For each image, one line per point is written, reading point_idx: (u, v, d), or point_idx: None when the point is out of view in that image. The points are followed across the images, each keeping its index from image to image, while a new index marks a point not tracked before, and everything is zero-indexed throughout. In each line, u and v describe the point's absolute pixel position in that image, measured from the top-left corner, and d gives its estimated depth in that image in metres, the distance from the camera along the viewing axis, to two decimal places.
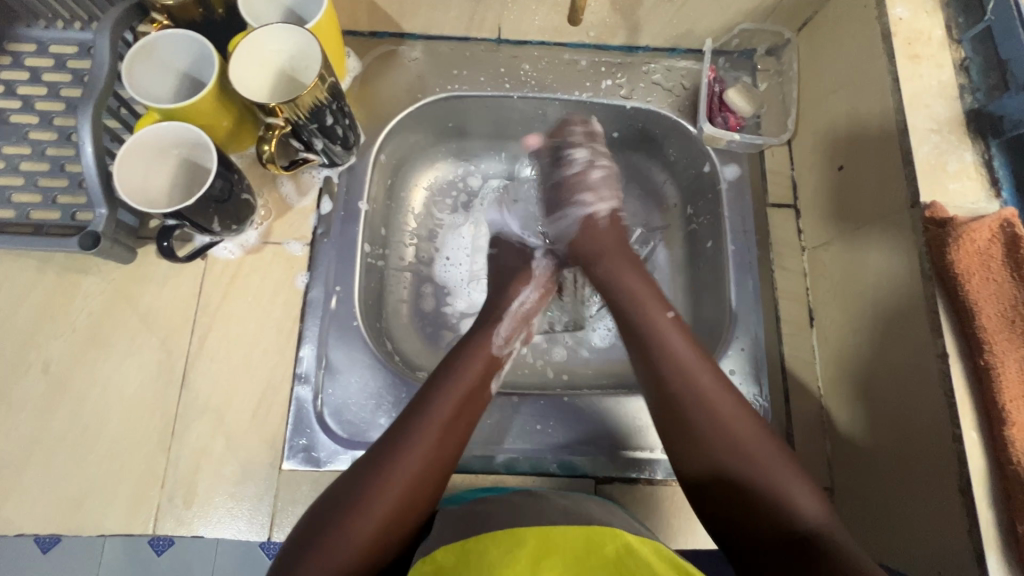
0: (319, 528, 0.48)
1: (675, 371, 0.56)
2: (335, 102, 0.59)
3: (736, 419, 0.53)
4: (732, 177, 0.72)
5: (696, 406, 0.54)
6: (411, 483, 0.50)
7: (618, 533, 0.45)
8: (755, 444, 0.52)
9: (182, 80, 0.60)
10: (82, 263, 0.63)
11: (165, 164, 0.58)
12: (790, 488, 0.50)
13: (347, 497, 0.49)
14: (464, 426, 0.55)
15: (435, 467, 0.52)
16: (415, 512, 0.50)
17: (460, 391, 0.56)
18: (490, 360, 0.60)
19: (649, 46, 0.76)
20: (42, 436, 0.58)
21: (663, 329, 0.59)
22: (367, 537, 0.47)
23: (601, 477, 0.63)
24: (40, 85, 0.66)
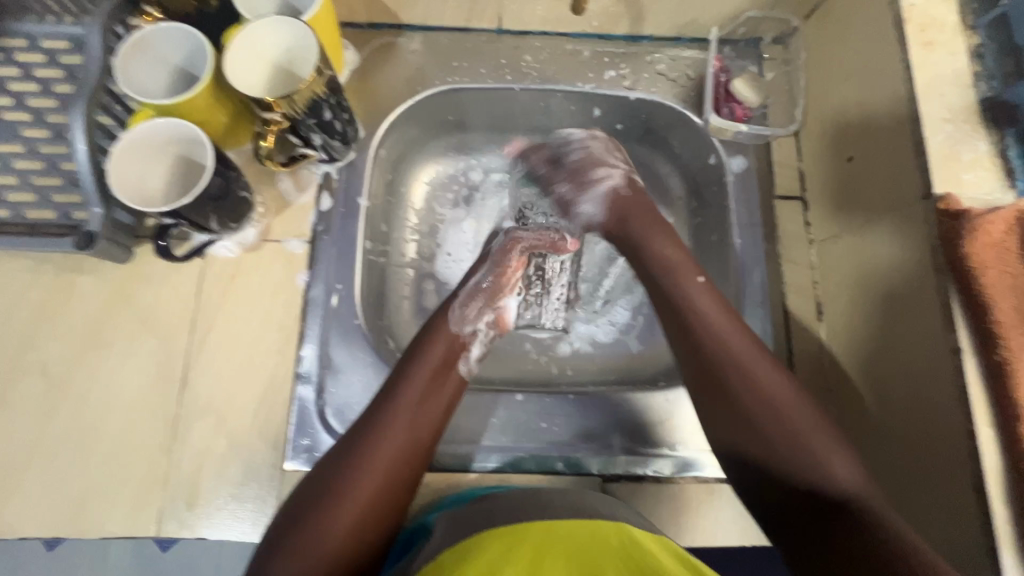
0: (282, 539, 0.46)
1: (708, 338, 0.55)
2: (333, 96, 0.58)
3: (771, 381, 0.52)
4: (739, 169, 0.71)
5: (733, 367, 0.53)
6: (376, 483, 0.49)
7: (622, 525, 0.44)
8: (791, 407, 0.51)
9: (176, 75, 0.59)
10: (79, 263, 0.62)
11: (161, 162, 0.57)
12: (827, 454, 0.49)
13: (307, 506, 0.48)
14: (431, 414, 0.54)
15: (398, 464, 0.50)
16: (381, 515, 0.49)
17: (418, 376, 0.55)
18: (450, 342, 0.59)
19: (653, 36, 0.74)
20: (42, 439, 0.57)
21: (694, 298, 0.57)
22: (332, 545, 0.46)
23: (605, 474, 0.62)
24: (32, 81, 0.65)
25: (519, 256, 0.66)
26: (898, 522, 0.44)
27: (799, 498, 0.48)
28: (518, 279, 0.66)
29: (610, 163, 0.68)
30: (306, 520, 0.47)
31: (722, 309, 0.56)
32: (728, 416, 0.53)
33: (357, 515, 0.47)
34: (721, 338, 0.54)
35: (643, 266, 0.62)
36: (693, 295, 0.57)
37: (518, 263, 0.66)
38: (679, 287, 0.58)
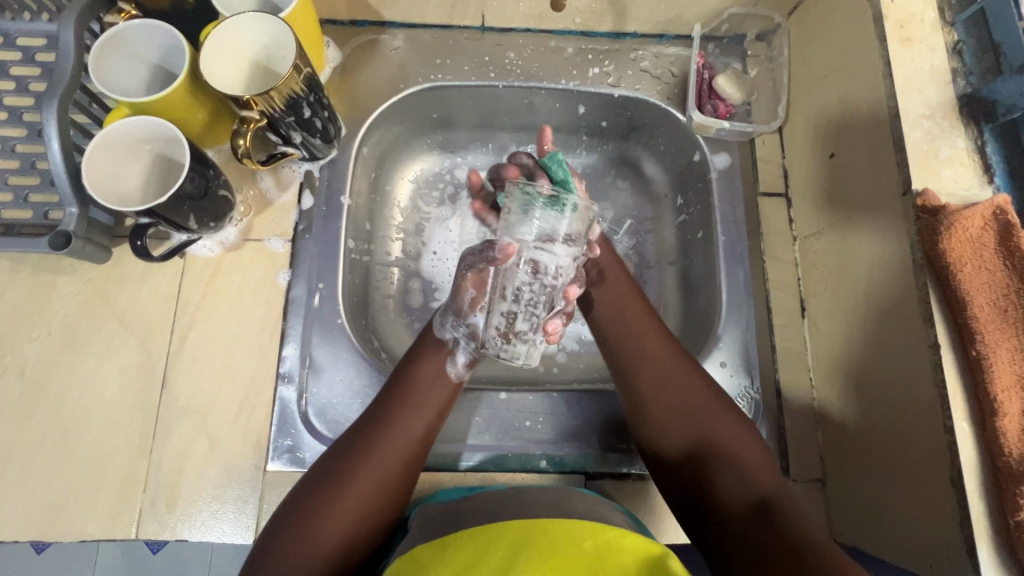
0: (275, 539, 0.46)
1: (635, 344, 0.56)
2: (312, 93, 0.57)
3: (697, 386, 0.54)
4: (723, 166, 0.71)
5: (657, 371, 0.54)
6: (375, 480, 0.49)
7: (601, 529, 0.43)
8: (709, 409, 0.53)
9: (154, 73, 0.58)
10: (57, 263, 0.61)
11: (137, 161, 0.57)
12: (745, 453, 0.50)
13: (306, 505, 0.47)
14: (430, 415, 0.53)
15: (396, 464, 0.50)
16: (377, 515, 0.49)
17: (424, 380, 0.54)
18: (439, 351, 0.57)
19: (637, 33, 0.74)
20: (19, 441, 0.57)
21: (626, 300, 0.59)
22: (331, 542, 0.46)
23: (589, 472, 0.62)
24: (7, 79, 0.64)
25: (472, 274, 0.55)
26: (808, 519, 0.45)
27: (717, 496, 0.49)
28: (478, 298, 0.56)
29: None
30: (305, 514, 0.46)
31: (648, 314, 0.59)
32: (654, 419, 0.54)
33: (357, 514, 0.47)
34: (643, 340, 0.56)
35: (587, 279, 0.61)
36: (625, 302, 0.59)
37: (472, 283, 0.55)
38: (610, 295, 0.60)
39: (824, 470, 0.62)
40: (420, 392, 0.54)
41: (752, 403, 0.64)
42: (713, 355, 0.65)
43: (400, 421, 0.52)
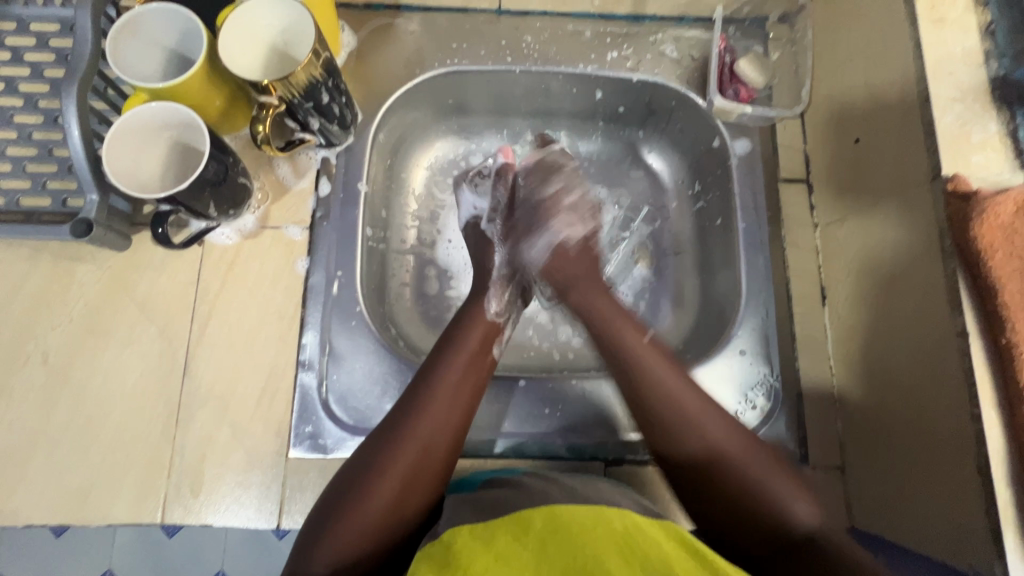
0: (332, 510, 0.47)
1: (662, 399, 0.52)
2: (330, 79, 0.56)
3: (713, 424, 0.51)
4: (743, 152, 0.70)
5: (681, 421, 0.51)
6: (419, 451, 0.50)
7: (626, 512, 0.44)
8: (741, 457, 0.49)
9: (170, 59, 0.58)
10: (76, 251, 0.62)
11: (156, 148, 0.56)
12: (789, 497, 0.47)
13: (356, 479, 0.49)
14: (467, 395, 0.54)
15: (440, 438, 0.51)
16: (424, 485, 0.49)
17: (460, 362, 0.55)
18: (489, 329, 0.59)
19: (655, 16, 0.73)
20: (44, 427, 0.57)
21: (630, 342, 0.55)
22: (378, 511, 0.47)
23: (610, 460, 0.62)
24: (22, 65, 0.64)
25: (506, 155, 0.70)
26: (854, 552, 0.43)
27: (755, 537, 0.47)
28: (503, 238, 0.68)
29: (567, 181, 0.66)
30: (349, 496, 0.48)
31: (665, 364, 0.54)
32: (680, 464, 0.51)
33: (404, 481, 0.48)
34: (649, 372, 0.53)
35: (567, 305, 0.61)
36: (638, 349, 0.55)
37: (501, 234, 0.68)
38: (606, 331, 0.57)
39: (843, 458, 0.62)
40: (459, 369, 0.55)
41: (773, 391, 0.64)
42: (733, 342, 0.65)
43: (443, 393, 0.53)
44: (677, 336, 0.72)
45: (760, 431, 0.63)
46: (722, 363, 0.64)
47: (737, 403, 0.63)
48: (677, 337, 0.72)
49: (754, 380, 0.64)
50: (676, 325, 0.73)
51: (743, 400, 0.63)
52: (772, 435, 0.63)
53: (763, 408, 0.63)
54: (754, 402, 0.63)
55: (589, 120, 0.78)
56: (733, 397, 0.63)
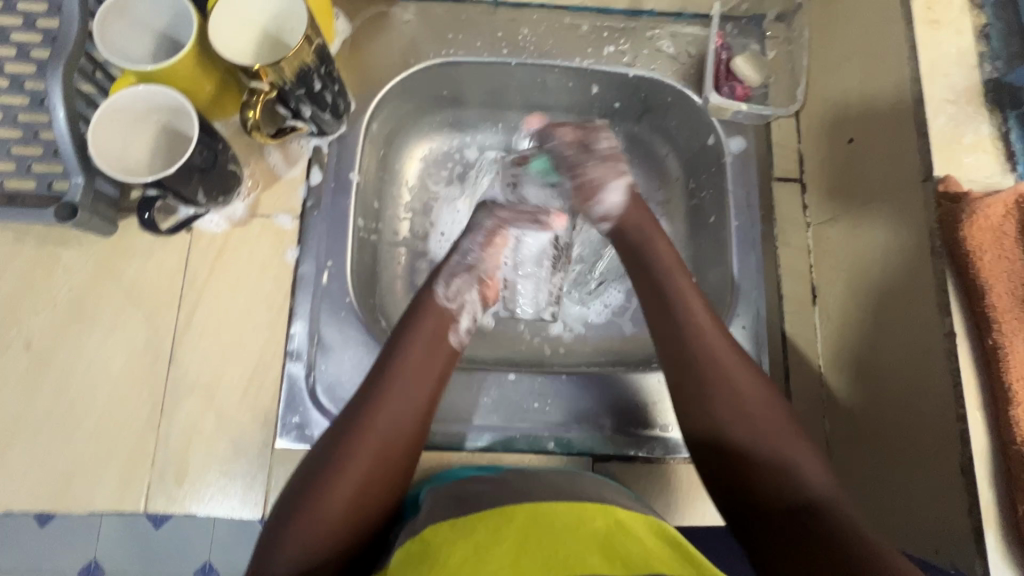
0: (293, 503, 0.47)
1: (700, 356, 0.54)
2: (322, 66, 0.56)
3: (743, 381, 0.53)
4: (738, 150, 0.70)
5: (713, 377, 0.53)
6: (387, 442, 0.50)
7: (610, 510, 0.44)
8: (777, 427, 0.51)
9: (159, 42, 0.57)
10: (62, 235, 0.61)
11: (144, 131, 0.56)
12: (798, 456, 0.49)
13: (314, 474, 0.48)
14: (427, 391, 0.53)
15: (400, 434, 0.50)
16: (393, 475, 0.49)
17: (420, 358, 0.55)
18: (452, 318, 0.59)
19: (653, 11, 0.72)
20: (26, 414, 0.57)
21: (688, 306, 0.57)
22: (339, 506, 0.46)
23: (598, 456, 0.62)
24: (7, 45, 0.62)
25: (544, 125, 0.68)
26: (860, 524, 0.44)
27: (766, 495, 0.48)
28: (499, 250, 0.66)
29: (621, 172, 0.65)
30: (309, 491, 0.47)
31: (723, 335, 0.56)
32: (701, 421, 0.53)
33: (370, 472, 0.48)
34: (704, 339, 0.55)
35: (619, 251, 0.64)
36: (683, 300, 0.58)
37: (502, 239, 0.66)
38: (676, 291, 0.58)
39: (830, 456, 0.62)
40: (419, 363, 0.54)
41: None
42: None
43: (404, 384, 0.53)
44: None
45: None
46: None
47: None
48: None
49: None
50: None
51: None
52: None
53: None
54: None
55: (586, 114, 0.77)
56: None
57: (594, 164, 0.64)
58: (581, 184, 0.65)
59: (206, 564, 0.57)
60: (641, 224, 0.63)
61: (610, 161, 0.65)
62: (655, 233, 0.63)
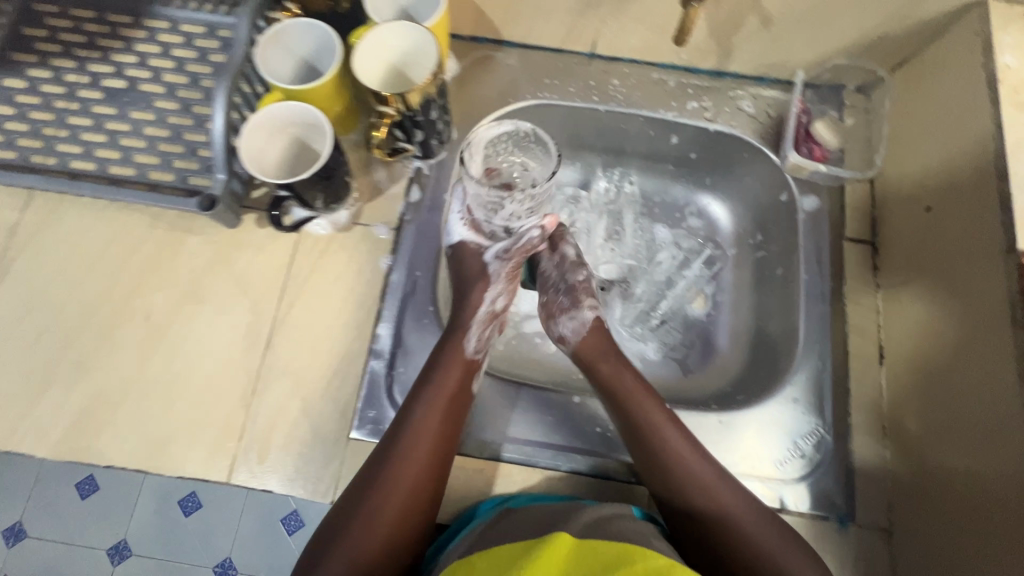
0: (332, 533, 0.53)
1: (668, 454, 0.58)
2: (440, 97, 0.63)
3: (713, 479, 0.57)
4: (810, 208, 0.73)
5: (682, 474, 0.57)
6: (403, 489, 0.54)
7: (647, 556, 0.47)
8: (762, 533, 0.55)
9: (302, 66, 0.66)
10: (190, 222, 0.69)
11: (279, 140, 0.63)
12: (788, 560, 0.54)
13: (348, 507, 0.53)
14: (442, 434, 0.57)
15: (419, 477, 0.55)
16: (416, 512, 0.54)
17: (440, 405, 0.58)
18: (468, 370, 0.61)
19: (736, 73, 0.77)
20: (138, 378, 0.63)
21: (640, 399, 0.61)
22: (377, 539, 0.52)
23: (626, 482, 0.64)
24: (168, 59, 0.74)
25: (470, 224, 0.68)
26: None
27: None
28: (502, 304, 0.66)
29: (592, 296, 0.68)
30: (348, 523, 0.52)
31: (680, 431, 0.59)
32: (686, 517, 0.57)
33: (395, 512, 0.53)
34: (676, 451, 0.58)
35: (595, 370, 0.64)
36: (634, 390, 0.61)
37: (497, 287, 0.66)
38: (629, 389, 0.62)
39: (892, 520, 0.61)
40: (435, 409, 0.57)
41: (822, 442, 0.64)
42: (785, 390, 0.66)
43: (425, 429, 0.56)
44: (727, 378, 0.77)
45: (805, 481, 0.63)
46: (772, 409, 0.65)
47: (786, 450, 0.64)
48: (726, 379, 0.76)
49: (804, 430, 0.64)
50: (727, 366, 0.78)
51: (792, 448, 0.64)
52: (819, 488, 0.62)
53: (811, 459, 0.63)
54: (802, 451, 0.63)
55: (660, 162, 0.84)
56: (783, 444, 0.64)
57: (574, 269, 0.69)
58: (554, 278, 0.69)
59: (225, 559, 0.60)
60: (601, 348, 0.65)
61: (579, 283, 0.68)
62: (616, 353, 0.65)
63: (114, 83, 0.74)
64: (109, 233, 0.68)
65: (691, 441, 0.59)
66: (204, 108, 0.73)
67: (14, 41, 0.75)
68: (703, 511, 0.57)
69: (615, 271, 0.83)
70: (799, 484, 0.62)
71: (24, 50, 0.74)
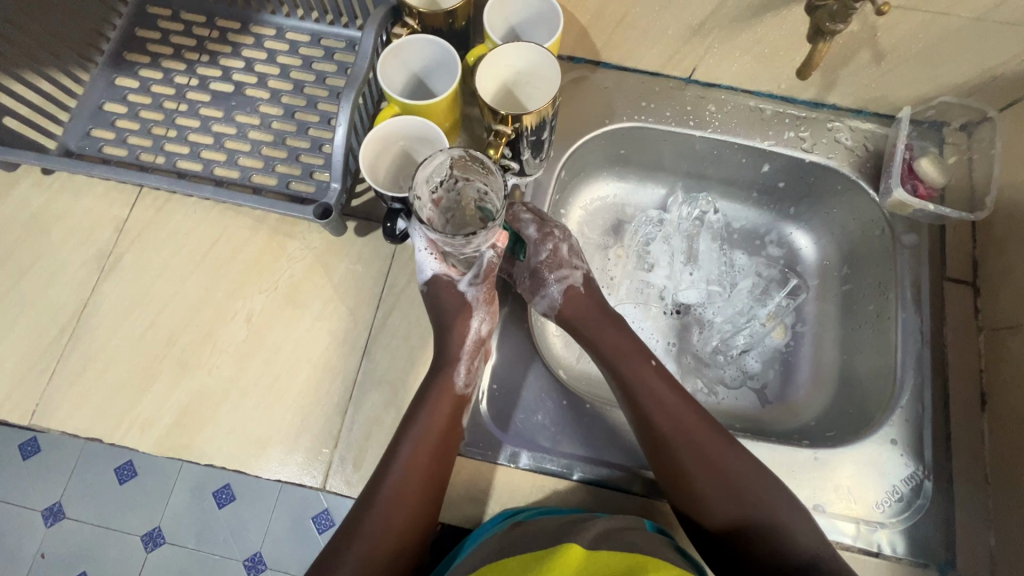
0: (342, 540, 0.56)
1: (661, 415, 0.61)
2: (554, 119, 0.62)
3: (704, 436, 0.60)
4: (910, 246, 0.71)
5: (676, 436, 0.60)
6: (401, 500, 0.56)
7: (661, 567, 0.48)
8: (756, 487, 0.58)
9: (416, 81, 0.67)
10: (292, 227, 0.70)
11: (391, 153, 0.64)
12: (785, 517, 0.57)
13: (354, 519, 0.56)
14: (430, 444, 0.58)
15: (412, 487, 0.57)
16: (419, 515, 0.57)
17: (425, 420, 0.59)
18: (456, 400, 0.61)
19: (835, 105, 0.76)
20: (236, 379, 0.64)
21: (637, 367, 0.64)
22: (384, 546, 0.55)
23: (641, 495, 0.63)
24: (274, 65, 0.76)
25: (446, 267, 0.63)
26: None
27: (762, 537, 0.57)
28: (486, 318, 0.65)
29: (571, 265, 0.70)
30: (354, 532, 0.56)
31: (669, 391, 0.63)
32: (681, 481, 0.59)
33: (397, 519, 0.56)
34: (666, 411, 0.61)
35: (589, 338, 0.68)
36: (626, 356, 0.65)
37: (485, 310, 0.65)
38: (620, 356, 0.65)
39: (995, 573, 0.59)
40: (425, 422, 0.59)
41: (922, 487, 0.62)
42: (883, 430, 0.65)
43: (418, 443, 0.58)
44: (812, 414, 0.75)
45: (903, 525, 0.61)
46: (869, 449, 0.64)
47: (884, 492, 0.62)
48: (812, 415, 0.75)
49: (903, 473, 0.63)
50: (811, 400, 0.77)
51: (890, 491, 0.62)
52: (919, 535, 0.61)
53: (910, 503, 0.62)
54: (901, 495, 0.62)
55: (744, 190, 0.84)
56: (880, 486, 0.63)
57: (548, 249, 0.69)
58: (538, 266, 0.70)
59: None
60: (590, 314, 0.69)
61: (557, 262, 0.70)
62: (607, 318, 0.68)
63: (221, 87, 0.76)
64: (213, 233, 0.69)
65: (680, 400, 0.63)
66: (307, 115, 0.74)
67: (128, 42, 0.77)
68: (699, 472, 0.59)
69: (696, 296, 0.82)
70: (897, 529, 0.61)
71: (137, 52, 0.77)
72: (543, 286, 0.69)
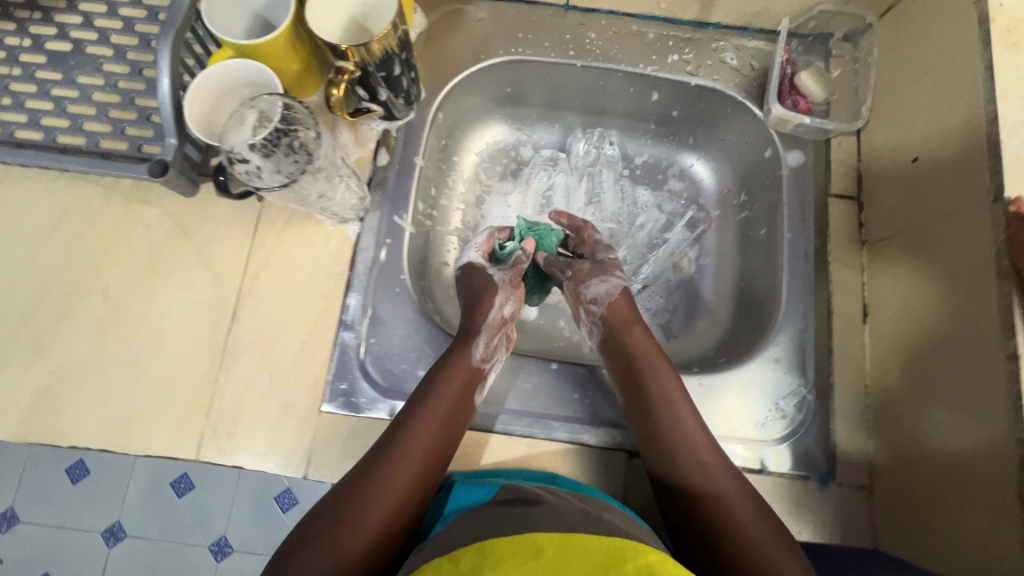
0: (313, 523, 0.49)
1: (665, 407, 0.57)
2: (404, 52, 0.59)
3: (706, 443, 0.56)
4: (795, 164, 0.70)
5: (681, 434, 0.56)
6: (394, 483, 0.51)
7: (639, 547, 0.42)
8: (753, 507, 0.52)
9: (255, 22, 0.61)
10: (147, 193, 0.65)
11: (233, 100, 0.59)
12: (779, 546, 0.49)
13: (333, 502, 0.50)
14: (436, 427, 0.55)
15: (406, 470, 0.52)
16: (406, 505, 0.51)
17: (439, 398, 0.56)
18: (470, 375, 0.59)
19: (719, 23, 0.73)
20: (97, 357, 0.60)
21: (652, 360, 0.61)
22: (359, 537, 0.48)
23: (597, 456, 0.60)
24: (115, 19, 0.70)
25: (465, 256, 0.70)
26: None
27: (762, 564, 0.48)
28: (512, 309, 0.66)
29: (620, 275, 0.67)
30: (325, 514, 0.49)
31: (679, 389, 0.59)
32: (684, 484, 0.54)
33: (385, 503, 0.50)
34: (671, 405, 0.57)
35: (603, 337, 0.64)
36: (639, 347, 0.61)
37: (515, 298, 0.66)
38: (633, 348, 0.61)
39: (871, 478, 0.61)
40: (436, 400, 0.56)
41: (805, 403, 0.63)
42: (768, 350, 0.65)
43: (426, 420, 0.55)
44: (710, 343, 0.74)
45: (787, 441, 0.62)
46: (753, 370, 0.64)
47: (768, 411, 0.63)
48: (710, 343, 0.74)
49: (786, 390, 0.63)
50: (711, 329, 0.76)
51: (773, 409, 0.63)
52: (801, 449, 0.61)
53: (793, 419, 0.62)
54: (784, 412, 0.63)
55: (641, 122, 0.81)
56: (763, 405, 0.63)
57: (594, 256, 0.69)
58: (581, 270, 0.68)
59: None
60: (626, 318, 0.65)
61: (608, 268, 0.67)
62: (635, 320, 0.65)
63: (58, 47, 0.69)
64: (62, 206, 0.65)
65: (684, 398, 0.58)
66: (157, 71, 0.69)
67: None
68: (703, 477, 0.54)
69: None
70: (781, 445, 0.62)
71: None
72: (587, 280, 0.67)
